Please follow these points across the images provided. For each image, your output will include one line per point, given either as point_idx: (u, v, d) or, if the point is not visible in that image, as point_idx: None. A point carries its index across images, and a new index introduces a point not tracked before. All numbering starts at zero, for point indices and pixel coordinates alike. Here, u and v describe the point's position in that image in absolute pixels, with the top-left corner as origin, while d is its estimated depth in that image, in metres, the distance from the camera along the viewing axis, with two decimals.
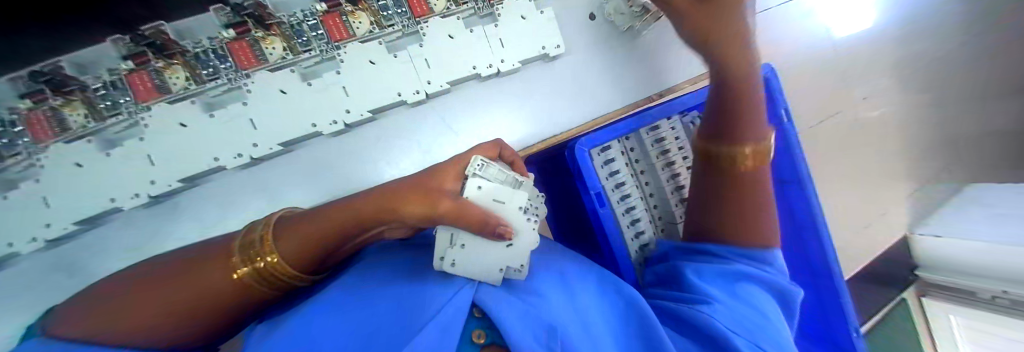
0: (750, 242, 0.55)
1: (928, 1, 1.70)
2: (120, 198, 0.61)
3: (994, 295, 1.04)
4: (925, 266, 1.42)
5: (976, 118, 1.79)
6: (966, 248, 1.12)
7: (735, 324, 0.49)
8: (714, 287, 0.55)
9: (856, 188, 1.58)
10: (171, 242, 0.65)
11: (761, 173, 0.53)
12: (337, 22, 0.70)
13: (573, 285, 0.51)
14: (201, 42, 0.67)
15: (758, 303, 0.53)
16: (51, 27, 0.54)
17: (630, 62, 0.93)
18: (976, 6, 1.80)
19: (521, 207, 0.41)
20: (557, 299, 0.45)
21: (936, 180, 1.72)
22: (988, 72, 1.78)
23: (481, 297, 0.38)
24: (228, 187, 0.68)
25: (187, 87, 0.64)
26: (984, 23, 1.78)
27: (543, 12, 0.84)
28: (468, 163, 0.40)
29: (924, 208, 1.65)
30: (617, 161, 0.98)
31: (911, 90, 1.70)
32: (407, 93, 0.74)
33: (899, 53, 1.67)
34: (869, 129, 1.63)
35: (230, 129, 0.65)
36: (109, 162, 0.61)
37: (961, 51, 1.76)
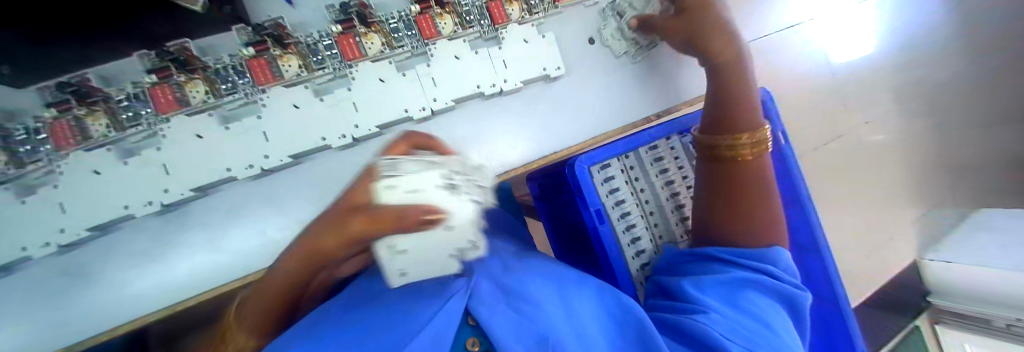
0: (751, 229, 0.66)
1: (924, 32, 1.81)
2: (133, 205, 0.64)
3: (1009, 323, 1.32)
4: (935, 293, 1.62)
5: (962, 145, 1.96)
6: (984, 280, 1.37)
7: (733, 333, 0.52)
8: (712, 298, 0.59)
9: (851, 207, 1.71)
10: (180, 250, 0.67)
11: (759, 160, 0.67)
12: (351, 43, 0.73)
13: (572, 295, 0.56)
14: (222, 59, 0.70)
15: (761, 310, 0.57)
16: (78, 41, 0.57)
17: (629, 83, 0.97)
18: (962, 40, 1.95)
19: (452, 178, 0.30)
20: (554, 309, 0.50)
21: (938, 206, 1.90)
22: (969, 103, 1.98)
23: (477, 307, 0.46)
24: (238, 198, 0.70)
25: (206, 101, 0.67)
26: (963, 57, 1.96)
27: (544, 36, 0.88)
28: (374, 169, 0.29)
29: (929, 235, 1.82)
30: (616, 179, 1.00)
31: (900, 119, 1.84)
32: (413, 110, 0.78)
33: (894, 83, 1.81)
34: (867, 152, 1.75)
35: (243, 141, 0.68)
36: (126, 170, 0.64)
37: (947, 82, 1.92)
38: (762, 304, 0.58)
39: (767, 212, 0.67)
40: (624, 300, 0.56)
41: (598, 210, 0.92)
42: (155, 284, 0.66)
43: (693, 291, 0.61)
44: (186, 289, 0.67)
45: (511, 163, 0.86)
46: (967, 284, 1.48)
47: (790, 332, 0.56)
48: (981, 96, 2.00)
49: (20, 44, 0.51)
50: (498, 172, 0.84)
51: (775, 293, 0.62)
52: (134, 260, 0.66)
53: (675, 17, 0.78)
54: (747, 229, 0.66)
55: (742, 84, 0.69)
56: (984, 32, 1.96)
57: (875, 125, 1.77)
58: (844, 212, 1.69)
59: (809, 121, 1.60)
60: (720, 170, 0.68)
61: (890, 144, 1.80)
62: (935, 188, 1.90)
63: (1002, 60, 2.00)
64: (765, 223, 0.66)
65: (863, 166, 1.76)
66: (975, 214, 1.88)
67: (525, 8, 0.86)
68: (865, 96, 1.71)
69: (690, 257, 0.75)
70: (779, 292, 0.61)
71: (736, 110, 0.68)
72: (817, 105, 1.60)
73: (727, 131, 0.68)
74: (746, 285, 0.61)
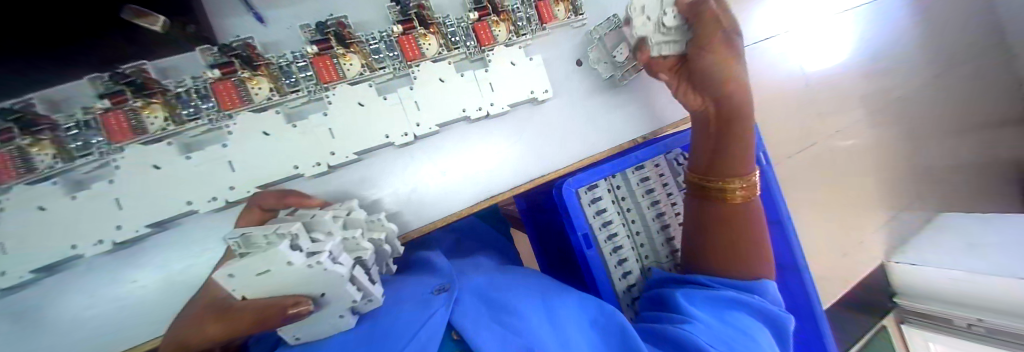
0: (738, 262, 0.71)
1: (891, 41, 1.87)
2: (81, 245, 0.58)
3: (971, 322, 1.36)
4: (902, 294, 1.65)
5: (931, 150, 2.00)
6: (950, 282, 1.39)
7: (717, 340, 0.57)
8: (700, 307, 0.65)
9: (828, 213, 1.70)
10: (141, 287, 0.63)
11: (748, 204, 0.72)
12: (328, 65, 0.69)
13: (558, 313, 0.65)
14: (184, 82, 0.65)
15: (742, 325, 0.62)
16: (29, 70, 0.52)
17: (616, 104, 0.96)
18: (928, 49, 2.01)
19: (290, 261, 0.44)
20: (538, 322, 0.61)
21: (907, 209, 1.91)
22: (936, 109, 2.03)
23: (462, 325, 0.57)
24: (204, 229, 0.67)
25: (166, 128, 0.62)
26: (930, 65, 2.01)
27: (532, 59, 0.86)
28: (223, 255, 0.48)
29: (894, 237, 1.84)
30: (604, 199, 0.98)
31: (873, 124, 1.84)
32: (395, 136, 0.74)
33: (867, 88, 1.82)
34: (842, 157, 1.75)
35: (208, 172, 0.64)
36: (75, 205, 0.58)
37: (916, 89, 1.96)
38: (745, 320, 0.63)
39: (754, 251, 0.71)
40: (605, 308, 0.67)
41: (586, 234, 0.90)
42: (110, 325, 0.62)
43: (685, 301, 0.65)
44: (145, 328, 0.63)
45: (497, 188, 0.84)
46: (932, 285, 1.49)
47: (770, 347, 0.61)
48: (944, 103, 2.06)
49: None
50: (482, 198, 0.83)
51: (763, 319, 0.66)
52: (84, 303, 0.60)
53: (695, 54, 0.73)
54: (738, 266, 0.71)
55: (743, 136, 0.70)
56: (942, 44, 2.04)
57: (850, 131, 1.77)
58: (821, 217, 1.69)
59: (784, 128, 1.58)
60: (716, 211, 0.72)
61: (864, 148, 1.81)
62: (910, 191, 1.91)
63: (958, 70, 2.09)
64: (754, 259, 0.71)
65: (841, 172, 1.75)
66: (941, 217, 1.92)
67: (512, 29, 0.83)
68: (840, 104, 1.72)
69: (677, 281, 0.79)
70: (766, 315, 0.65)
71: (732, 160, 0.70)
72: (794, 111, 1.59)
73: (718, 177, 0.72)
74: (738, 308, 0.65)
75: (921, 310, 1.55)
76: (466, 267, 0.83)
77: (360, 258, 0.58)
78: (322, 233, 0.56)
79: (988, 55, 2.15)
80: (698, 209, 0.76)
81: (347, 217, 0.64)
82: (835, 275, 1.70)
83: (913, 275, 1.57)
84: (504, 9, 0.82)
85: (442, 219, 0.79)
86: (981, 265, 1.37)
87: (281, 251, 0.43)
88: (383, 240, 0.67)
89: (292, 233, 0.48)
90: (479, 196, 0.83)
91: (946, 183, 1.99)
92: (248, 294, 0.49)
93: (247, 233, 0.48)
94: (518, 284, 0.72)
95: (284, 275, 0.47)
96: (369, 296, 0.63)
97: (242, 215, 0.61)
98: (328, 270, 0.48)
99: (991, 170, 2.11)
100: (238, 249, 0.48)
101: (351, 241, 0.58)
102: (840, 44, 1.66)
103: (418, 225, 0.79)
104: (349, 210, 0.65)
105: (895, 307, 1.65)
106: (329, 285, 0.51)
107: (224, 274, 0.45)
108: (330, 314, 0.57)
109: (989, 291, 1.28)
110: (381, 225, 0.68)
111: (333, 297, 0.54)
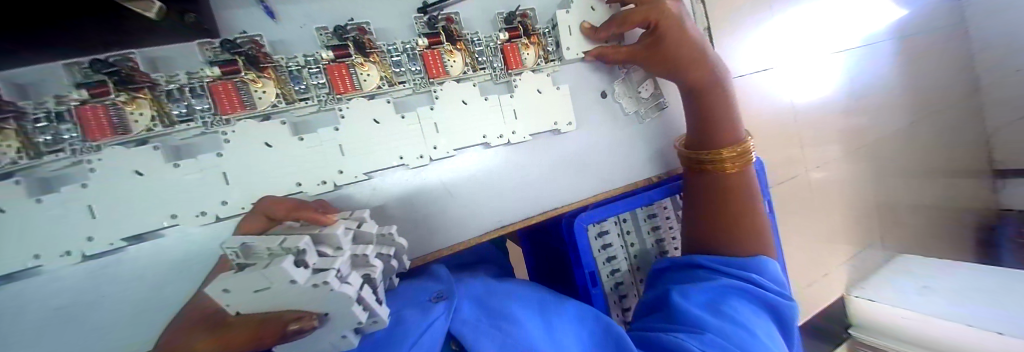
0: (735, 240, 0.74)
1: (876, 83, 1.89)
2: (46, 255, 0.51)
3: None
4: (858, 326, 1.69)
5: (903, 191, 2.03)
6: (903, 318, 1.47)
7: (712, 344, 0.53)
8: (695, 306, 0.62)
9: (806, 244, 1.62)
10: (103, 306, 0.56)
11: (739, 175, 0.77)
12: (344, 74, 0.64)
13: (553, 321, 0.62)
14: (177, 77, 0.56)
15: (744, 321, 0.59)
16: (16, 58, 0.46)
17: (635, 141, 0.93)
18: (908, 94, 2.04)
19: (291, 280, 0.40)
20: (534, 328, 0.58)
21: (875, 247, 1.91)
22: (911, 152, 2.06)
23: (464, 335, 0.55)
24: (184, 244, 0.59)
25: (151, 129, 0.55)
26: (909, 109, 2.05)
27: (560, 88, 0.82)
28: (228, 260, 0.45)
29: (862, 270, 1.84)
30: (610, 233, 0.95)
31: (860, 160, 1.83)
32: (409, 158, 0.70)
33: (852, 125, 1.80)
34: (823, 189, 1.68)
35: (197, 183, 0.58)
36: (41, 211, 0.50)
37: (895, 132, 1.99)
38: (747, 313, 0.61)
39: (751, 222, 0.75)
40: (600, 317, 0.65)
41: (592, 271, 0.87)
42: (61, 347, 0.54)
43: (679, 300, 0.63)
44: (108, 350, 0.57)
45: (508, 217, 0.81)
46: (889, 322, 1.55)
47: (770, 337, 0.59)
48: (917, 148, 2.09)
49: None
50: (491, 228, 0.79)
51: (761, 302, 0.65)
52: (33, 327, 0.52)
53: (649, 52, 0.77)
54: (735, 243, 0.74)
55: (721, 104, 0.77)
56: (920, 90, 2.09)
57: (835, 166, 1.72)
58: (801, 246, 1.61)
59: (784, 156, 1.51)
60: (712, 187, 0.77)
61: (847, 182, 1.77)
62: (882, 231, 1.92)
63: (932, 117, 2.15)
64: (753, 234, 0.74)
65: (829, 209, 1.71)
66: (904, 256, 1.95)
67: (541, 54, 0.81)
68: (833, 138, 1.70)
69: (672, 266, 0.79)
70: (766, 303, 0.64)
71: (715, 125, 0.77)
72: (788, 138, 1.51)
73: (708, 147, 0.78)
74: (733, 292, 0.65)
75: (873, 344, 1.60)
76: (465, 276, 0.80)
77: (369, 275, 0.52)
78: (330, 247, 0.49)
79: (962, 106, 2.23)
80: (695, 191, 0.80)
81: (357, 230, 0.57)
82: (805, 302, 1.66)
83: (876, 312, 1.59)
84: (534, 32, 0.79)
85: (449, 248, 0.76)
86: (935, 306, 1.44)
87: (285, 269, 0.38)
88: (390, 254, 0.62)
89: (298, 248, 0.43)
90: (489, 224, 0.79)
91: (913, 225, 2.04)
92: (243, 308, 0.44)
93: (248, 243, 0.44)
94: (511, 290, 0.69)
95: (283, 294, 0.42)
96: (374, 317, 0.54)
97: (245, 221, 0.56)
98: (335, 291, 0.43)
99: (948, 215, 2.20)
100: (236, 259, 0.45)
101: (359, 257, 0.53)
102: (829, 82, 1.66)
103: (423, 252, 0.75)
104: (360, 222, 0.58)
105: (850, 338, 1.69)
106: (333, 306, 0.45)
107: (217, 290, 0.41)
108: (331, 333, 0.50)
109: (941, 329, 1.35)
110: (392, 239, 0.63)
111: (338, 317, 0.48)
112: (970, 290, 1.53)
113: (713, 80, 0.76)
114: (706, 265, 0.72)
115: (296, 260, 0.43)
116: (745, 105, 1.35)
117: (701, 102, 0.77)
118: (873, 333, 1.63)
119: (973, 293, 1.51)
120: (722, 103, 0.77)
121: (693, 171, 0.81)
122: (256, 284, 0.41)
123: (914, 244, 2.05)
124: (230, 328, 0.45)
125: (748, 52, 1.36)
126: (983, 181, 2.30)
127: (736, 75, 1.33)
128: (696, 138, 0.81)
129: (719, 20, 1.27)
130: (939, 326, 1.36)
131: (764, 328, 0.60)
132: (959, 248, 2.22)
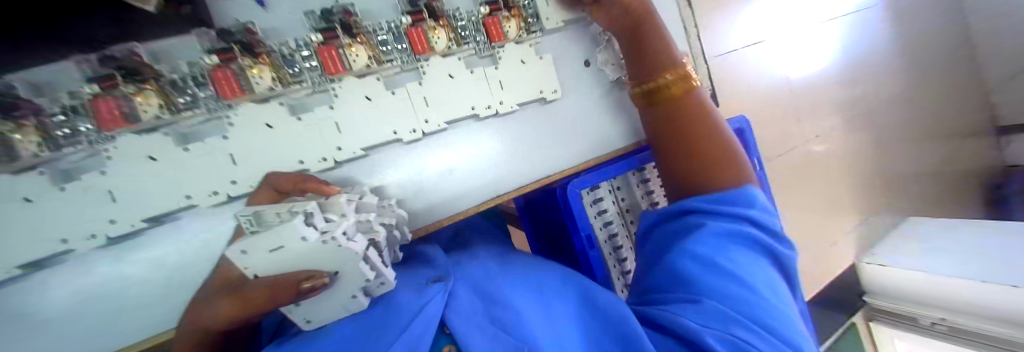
0: (709, 169, 0.70)
1: (869, 52, 1.88)
2: (72, 239, 0.55)
3: (934, 321, 1.40)
4: (873, 292, 1.63)
5: (904, 157, 2.02)
6: (909, 278, 1.43)
7: (714, 317, 0.50)
8: (694, 265, 0.56)
9: (810, 213, 1.63)
10: (128, 284, 0.60)
11: (688, 96, 0.76)
12: (334, 55, 0.65)
13: (551, 303, 0.62)
14: (180, 68, 0.61)
15: (744, 274, 0.54)
16: (36, 53, 0.50)
17: (622, 107, 0.96)
18: (902, 61, 2.04)
19: (301, 236, 0.44)
20: (533, 315, 0.56)
21: (879, 212, 1.90)
22: (909, 118, 2.05)
23: (456, 328, 0.54)
24: (199, 225, 0.63)
25: (161, 117, 0.58)
26: (905, 75, 2.04)
27: (543, 58, 0.86)
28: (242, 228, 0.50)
29: (869, 236, 1.83)
30: (605, 200, 0.98)
31: (857, 127, 1.84)
32: (403, 132, 0.74)
33: (847, 95, 1.80)
34: (822, 160, 1.69)
35: (207, 165, 0.61)
36: (64, 198, 0.55)
37: (892, 99, 1.99)
38: (747, 263, 0.57)
39: (721, 148, 0.72)
40: (599, 301, 0.61)
41: (589, 235, 0.91)
42: (98, 319, 0.59)
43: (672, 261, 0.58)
44: (138, 326, 0.61)
45: (502, 185, 0.85)
46: (901, 286, 1.50)
47: (771, 281, 0.56)
48: (916, 112, 2.08)
49: None
50: (487, 198, 0.83)
51: (757, 244, 0.60)
52: (69, 300, 0.57)
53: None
54: (709, 170, 0.70)
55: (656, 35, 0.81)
56: (914, 56, 2.09)
57: (833, 134, 1.73)
58: (804, 214, 1.62)
59: (778, 127, 1.52)
60: (666, 119, 0.78)
61: (844, 150, 1.77)
62: (885, 196, 1.92)
63: (927, 81, 2.14)
64: (726, 160, 0.70)
65: (830, 176, 1.72)
66: (912, 220, 1.92)
67: (524, 26, 0.83)
68: (829, 107, 1.71)
69: (661, 220, 0.73)
70: (762, 244, 0.60)
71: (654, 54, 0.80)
72: (782, 108, 1.52)
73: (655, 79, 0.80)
74: (728, 239, 0.59)
75: (889, 308, 1.55)
76: (463, 258, 0.80)
77: (374, 239, 0.56)
78: (334, 213, 0.53)
79: (959, 67, 2.21)
80: (657, 129, 0.81)
81: (359, 201, 0.62)
82: (816, 271, 1.63)
83: (886, 276, 1.54)
84: (516, 5, 0.82)
85: (448, 218, 0.79)
86: (944, 265, 1.38)
87: (296, 225, 0.43)
88: (393, 225, 0.66)
89: (305, 210, 0.47)
90: (484, 193, 0.83)
91: (916, 189, 2.03)
92: (261, 272, 0.48)
93: (260, 212, 0.50)
94: (502, 275, 0.67)
95: (297, 253, 0.46)
96: (381, 278, 0.59)
97: (254, 196, 0.62)
98: (343, 247, 0.47)
99: (953, 178, 2.19)
100: (250, 226, 0.49)
101: (364, 223, 0.57)
102: (822, 51, 1.66)
103: (422, 223, 0.78)
104: (362, 194, 0.65)
105: (864, 305, 1.64)
106: (342, 263, 0.50)
107: (236, 251, 0.45)
108: (341, 295, 0.54)
109: (951, 288, 1.31)
110: (393, 210, 0.68)
111: (348, 275, 0.52)
112: (976, 247, 1.50)
113: (647, 17, 0.81)
114: (698, 210, 0.65)
115: (306, 222, 0.47)
116: (735, 80, 1.36)
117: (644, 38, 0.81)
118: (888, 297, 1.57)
119: (980, 249, 1.47)
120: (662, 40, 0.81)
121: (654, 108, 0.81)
122: (270, 245, 0.45)
123: (919, 207, 2.04)
124: (250, 292, 0.48)
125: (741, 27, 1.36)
126: (985, 141, 2.27)
127: (727, 50, 1.34)
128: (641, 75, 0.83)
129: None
130: (949, 287, 1.31)
131: (764, 274, 0.56)
132: (964, 209, 2.20)
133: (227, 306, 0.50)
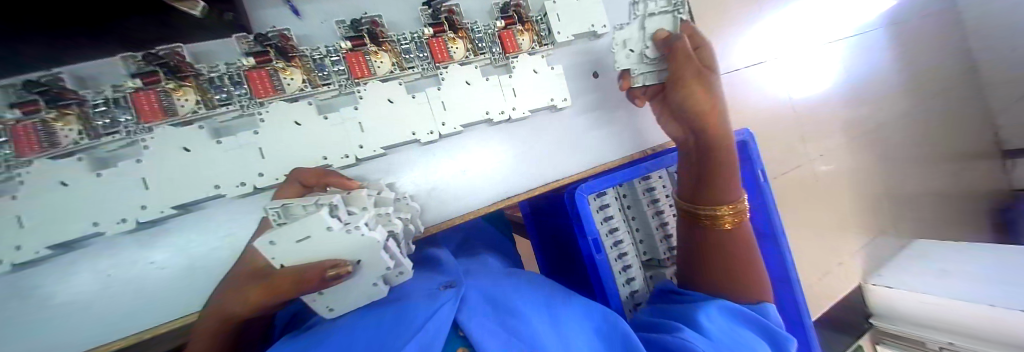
0: (727, 281, 0.70)
1: (875, 75, 1.92)
2: (104, 222, 0.57)
3: (942, 346, 1.32)
4: (879, 316, 1.57)
5: (913, 179, 2.02)
6: (917, 301, 1.37)
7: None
8: (711, 320, 0.58)
9: (814, 230, 1.64)
10: (149, 272, 0.62)
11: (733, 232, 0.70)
12: (360, 61, 0.72)
13: (562, 323, 0.58)
14: (218, 68, 0.65)
15: (748, 343, 0.56)
16: (93, 48, 0.55)
17: (629, 117, 1.01)
18: (909, 84, 2.06)
19: (327, 226, 0.47)
20: (544, 329, 0.55)
21: (889, 235, 1.88)
22: (918, 139, 2.06)
23: (464, 323, 0.52)
24: (224, 215, 0.66)
25: (196, 111, 0.63)
26: (910, 96, 2.06)
27: (554, 68, 0.91)
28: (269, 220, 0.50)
29: (879, 258, 1.81)
30: (611, 207, 1.02)
31: (864, 148, 1.85)
32: (421, 133, 0.77)
33: (854, 116, 1.84)
34: (827, 179, 1.71)
35: (237, 157, 0.64)
36: (99, 183, 0.58)
37: (899, 121, 2.01)
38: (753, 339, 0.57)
39: (744, 269, 0.70)
40: (610, 315, 0.62)
41: (596, 239, 0.90)
42: (115, 305, 0.60)
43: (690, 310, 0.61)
44: (151, 316, 0.61)
45: (513, 188, 0.87)
46: (909, 309, 1.43)
47: None
48: (924, 134, 2.09)
49: (38, 38, 0.48)
50: (498, 199, 0.86)
51: (762, 330, 0.61)
52: (93, 283, 0.59)
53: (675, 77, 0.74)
54: (732, 285, 0.69)
55: (722, 168, 0.69)
56: (924, 79, 2.11)
57: (837, 153, 1.75)
58: (808, 231, 1.63)
59: (780, 145, 1.57)
60: (697, 238, 0.72)
61: (851, 170, 1.79)
62: (895, 219, 1.90)
63: (937, 104, 2.15)
64: (751, 281, 0.70)
65: (835, 194, 1.73)
66: (918, 242, 1.90)
67: (535, 39, 0.90)
68: (834, 127, 1.74)
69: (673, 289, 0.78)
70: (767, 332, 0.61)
71: (714, 180, 0.69)
72: (784, 126, 1.57)
73: (704, 200, 0.71)
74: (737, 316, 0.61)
75: (896, 332, 1.49)
76: (473, 265, 0.76)
77: (393, 230, 0.59)
78: (356, 207, 0.56)
79: (961, 91, 2.20)
80: (685, 238, 0.75)
81: (378, 196, 0.65)
82: (822, 291, 1.62)
83: (892, 297, 1.49)
84: (528, 19, 0.89)
85: (461, 217, 0.81)
86: (956, 290, 1.33)
87: (323, 217, 0.46)
88: (409, 219, 0.70)
89: (332, 203, 0.50)
90: (496, 195, 0.86)
91: (924, 212, 2.02)
92: (286, 262, 0.49)
93: (288, 204, 0.50)
94: (521, 283, 0.67)
95: (322, 243, 0.49)
96: (400, 268, 0.61)
97: (281, 190, 0.61)
98: (365, 236, 0.50)
99: (964, 203, 2.16)
100: (277, 218, 0.50)
101: (383, 216, 0.60)
102: (825, 73, 1.71)
103: (436, 222, 0.80)
104: (380, 190, 0.67)
105: (870, 328, 1.57)
106: (363, 250, 0.51)
107: (264, 241, 0.46)
108: (364, 281, 0.56)
109: (961, 312, 1.25)
110: (408, 205, 0.71)
111: (370, 264, 0.54)
112: (993, 272, 1.43)
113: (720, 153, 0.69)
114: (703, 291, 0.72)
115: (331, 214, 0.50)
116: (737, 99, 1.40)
117: (709, 159, 0.69)
118: (895, 321, 1.51)
119: (993, 274, 1.42)
120: (727, 169, 0.69)
121: (688, 224, 0.74)
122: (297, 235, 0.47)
123: (929, 230, 2.02)
124: (275, 281, 0.48)
125: (744, 48, 1.42)
126: (989, 164, 2.25)
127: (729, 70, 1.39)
128: (689, 189, 0.74)
129: (711, 19, 1.35)
130: (965, 310, 1.24)
131: None
132: (972, 233, 2.16)
133: (251, 294, 0.49)
